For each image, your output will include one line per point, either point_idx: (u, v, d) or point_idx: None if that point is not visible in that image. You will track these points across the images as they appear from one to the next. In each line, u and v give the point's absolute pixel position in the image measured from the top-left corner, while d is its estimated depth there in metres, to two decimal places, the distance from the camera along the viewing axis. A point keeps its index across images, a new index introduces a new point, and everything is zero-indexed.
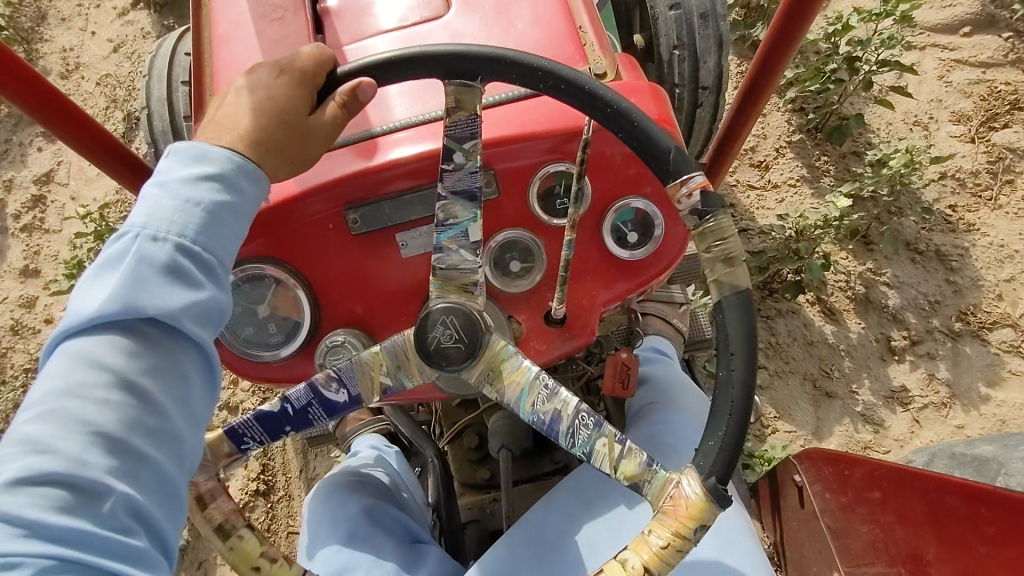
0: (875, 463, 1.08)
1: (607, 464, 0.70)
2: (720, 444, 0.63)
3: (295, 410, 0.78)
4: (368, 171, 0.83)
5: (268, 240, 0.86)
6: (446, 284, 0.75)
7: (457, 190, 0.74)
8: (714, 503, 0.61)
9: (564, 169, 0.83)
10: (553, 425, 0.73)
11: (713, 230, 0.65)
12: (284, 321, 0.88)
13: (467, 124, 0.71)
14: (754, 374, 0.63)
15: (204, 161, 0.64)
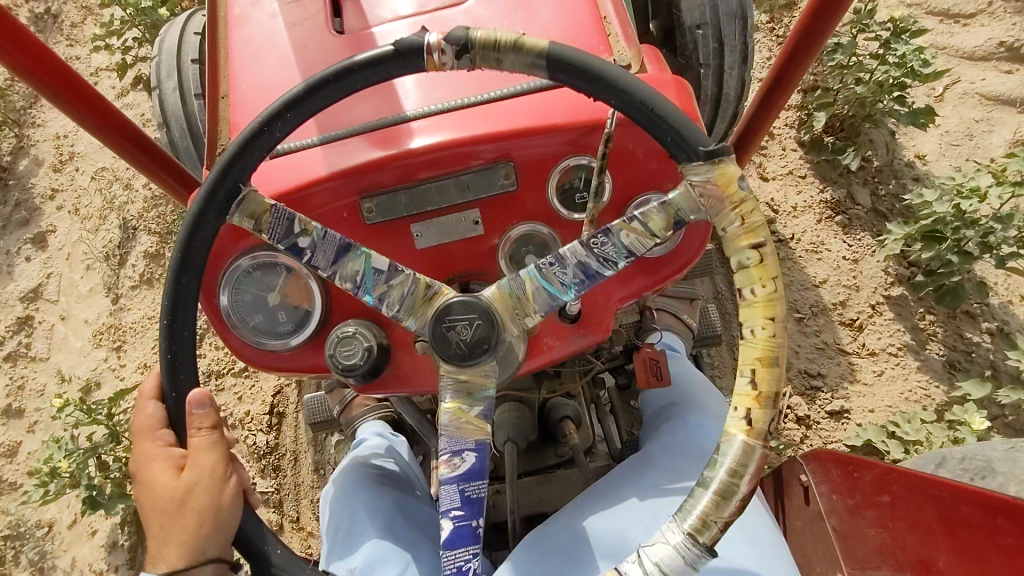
0: (889, 468, 1.08)
1: (643, 244, 0.69)
2: (679, 130, 0.67)
3: (459, 504, 0.70)
4: (384, 160, 0.81)
5: None
6: (414, 309, 0.74)
7: (335, 256, 0.74)
8: (721, 157, 0.65)
9: (584, 163, 0.82)
10: (591, 273, 0.71)
11: (483, 56, 0.67)
12: (294, 309, 0.86)
13: (275, 218, 0.74)
14: (598, 71, 0.67)
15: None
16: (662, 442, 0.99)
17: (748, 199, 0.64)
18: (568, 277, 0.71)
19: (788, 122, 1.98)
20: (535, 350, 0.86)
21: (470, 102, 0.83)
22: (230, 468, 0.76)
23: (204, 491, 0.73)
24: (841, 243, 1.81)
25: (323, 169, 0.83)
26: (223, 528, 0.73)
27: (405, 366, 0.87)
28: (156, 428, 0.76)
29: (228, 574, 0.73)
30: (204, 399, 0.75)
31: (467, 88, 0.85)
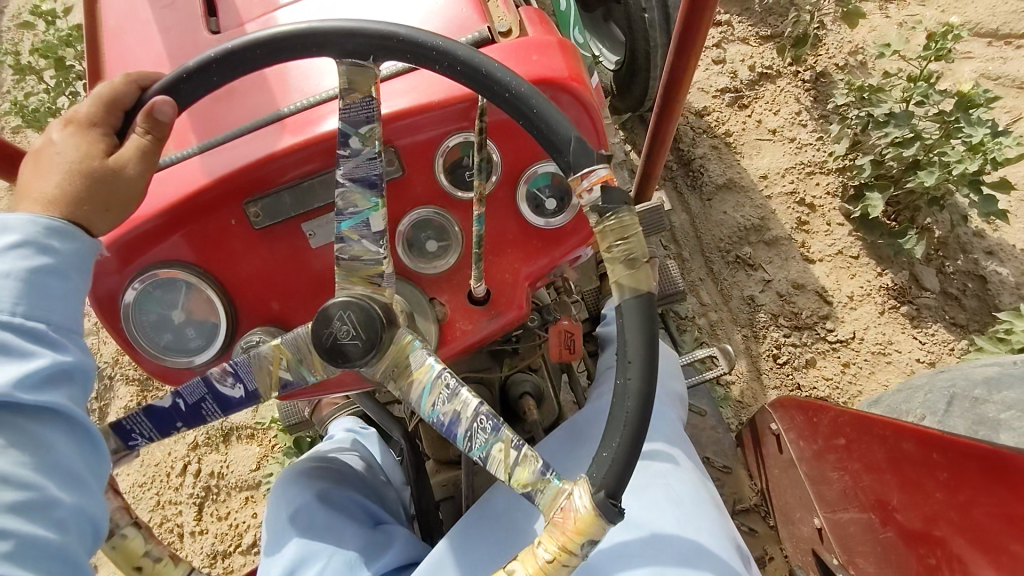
0: (840, 411, 1.07)
1: (502, 470, 0.64)
2: (614, 459, 0.57)
3: (188, 405, 0.75)
4: (264, 160, 0.78)
5: (170, 242, 0.82)
6: (351, 276, 0.70)
7: (358, 177, 0.68)
8: (604, 519, 0.56)
9: (467, 139, 0.78)
10: (452, 428, 0.67)
11: (614, 229, 0.58)
12: (202, 324, 0.85)
13: (359, 105, 0.65)
14: (651, 384, 0.58)
15: (8, 232, 0.60)
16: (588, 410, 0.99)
17: (574, 556, 0.56)
18: (441, 407, 0.67)
19: (831, 190, 1.95)
20: (448, 336, 0.84)
21: None
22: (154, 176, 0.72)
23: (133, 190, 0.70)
24: (913, 342, 1.76)
25: (205, 176, 0.80)
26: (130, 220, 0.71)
27: None
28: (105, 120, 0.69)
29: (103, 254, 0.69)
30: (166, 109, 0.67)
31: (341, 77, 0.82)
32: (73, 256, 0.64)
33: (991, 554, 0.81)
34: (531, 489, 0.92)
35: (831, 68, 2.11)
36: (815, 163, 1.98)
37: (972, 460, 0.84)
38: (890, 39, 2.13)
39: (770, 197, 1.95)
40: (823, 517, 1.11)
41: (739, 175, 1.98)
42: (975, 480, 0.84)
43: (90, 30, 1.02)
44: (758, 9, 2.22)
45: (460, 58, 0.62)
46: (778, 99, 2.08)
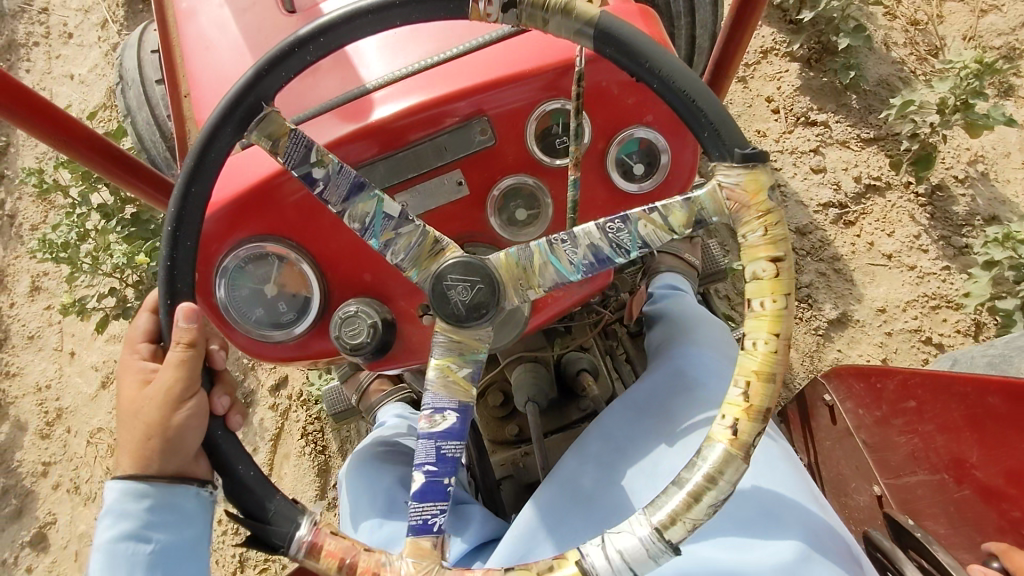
0: (909, 373, 1.07)
1: (662, 235, 0.66)
2: (717, 127, 0.65)
3: (436, 460, 0.68)
4: (359, 133, 0.79)
5: (262, 219, 0.83)
6: (419, 261, 0.72)
7: (346, 193, 0.72)
8: (758, 162, 0.62)
9: (560, 106, 0.80)
10: (599, 258, 0.68)
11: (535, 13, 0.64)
12: (294, 297, 0.86)
13: (292, 143, 0.71)
14: (667, 56, 0.66)
15: (109, 508, 0.71)
16: (654, 378, 0.99)
17: (774, 210, 0.62)
18: (576, 257, 0.68)
19: (961, 328, 1.57)
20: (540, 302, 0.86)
21: (431, 64, 0.80)
22: (192, 390, 0.75)
23: (154, 411, 0.73)
24: None
25: None
26: (181, 452, 0.74)
27: (415, 336, 0.88)
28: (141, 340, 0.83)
29: (195, 488, 0.74)
30: (193, 314, 0.73)
31: (426, 49, 0.84)
32: (162, 514, 0.72)
33: None
34: (603, 460, 0.93)
35: (950, 180, 1.69)
36: (943, 297, 1.60)
37: None
38: (1014, 146, 1.68)
39: (891, 334, 1.60)
40: (883, 484, 1.13)
41: (853, 308, 1.63)
42: None
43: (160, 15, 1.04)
44: (857, 109, 1.76)
45: (362, 8, 0.67)
46: (890, 216, 1.68)
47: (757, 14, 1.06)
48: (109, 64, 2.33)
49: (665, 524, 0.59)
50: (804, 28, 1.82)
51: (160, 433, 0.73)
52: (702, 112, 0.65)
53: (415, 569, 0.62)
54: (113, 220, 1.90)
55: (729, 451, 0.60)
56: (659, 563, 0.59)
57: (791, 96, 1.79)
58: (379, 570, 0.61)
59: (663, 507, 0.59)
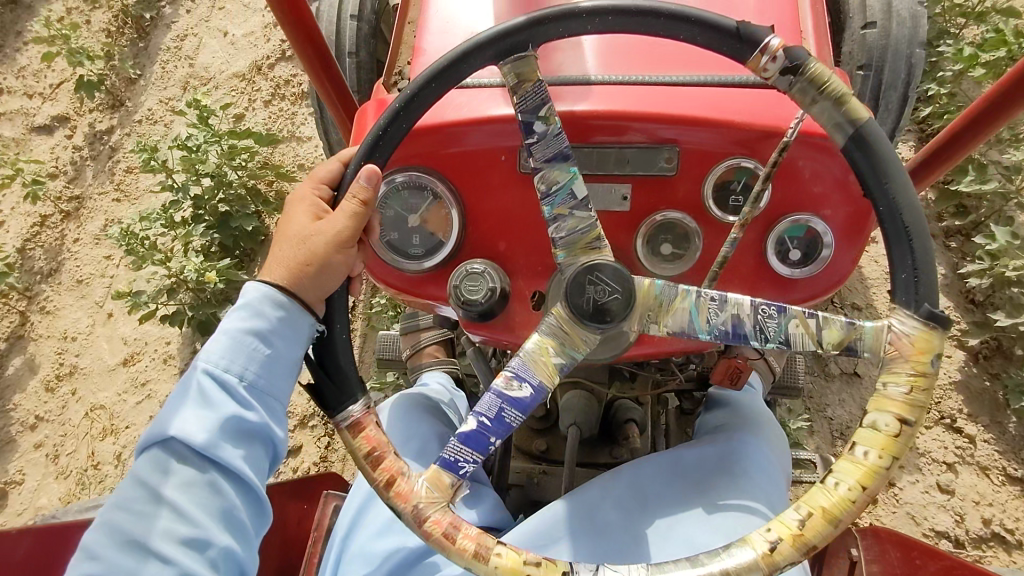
0: (956, 562, 1.10)
1: (808, 341, 0.67)
2: (919, 274, 0.64)
3: (490, 419, 0.70)
4: (558, 117, 0.82)
5: (440, 157, 0.88)
6: (572, 248, 0.74)
7: (550, 156, 0.73)
8: (936, 328, 0.62)
9: (750, 167, 0.81)
10: (737, 331, 0.69)
11: (809, 83, 0.67)
12: (429, 237, 0.89)
13: (533, 91, 0.73)
14: (910, 193, 0.66)
15: (245, 299, 0.75)
16: (715, 450, 0.98)
17: (928, 376, 0.62)
18: (715, 320, 0.70)
19: None
20: (644, 336, 0.87)
21: (653, 81, 0.84)
22: (355, 239, 0.78)
23: (322, 243, 0.76)
24: None
25: (497, 111, 0.85)
26: (322, 290, 0.77)
27: (518, 318, 0.88)
28: (323, 182, 0.81)
29: (313, 323, 0.76)
30: (374, 176, 0.76)
31: (648, 67, 0.87)
32: (284, 327, 0.74)
33: None
34: (652, 504, 0.91)
35: None
36: None
37: None
38: None
39: None
40: None
41: None
42: None
43: None
44: (1011, 434, 1.61)
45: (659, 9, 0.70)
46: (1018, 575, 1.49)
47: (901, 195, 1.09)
48: (264, 36, 2.30)
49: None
50: (988, 325, 1.69)
51: (317, 264, 0.76)
52: (916, 249, 0.64)
53: (426, 494, 0.67)
54: (198, 223, 1.95)
55: (753, 563, 0.61)
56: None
57: (944, 387, 1.67)
58: (395, 479, 0.69)
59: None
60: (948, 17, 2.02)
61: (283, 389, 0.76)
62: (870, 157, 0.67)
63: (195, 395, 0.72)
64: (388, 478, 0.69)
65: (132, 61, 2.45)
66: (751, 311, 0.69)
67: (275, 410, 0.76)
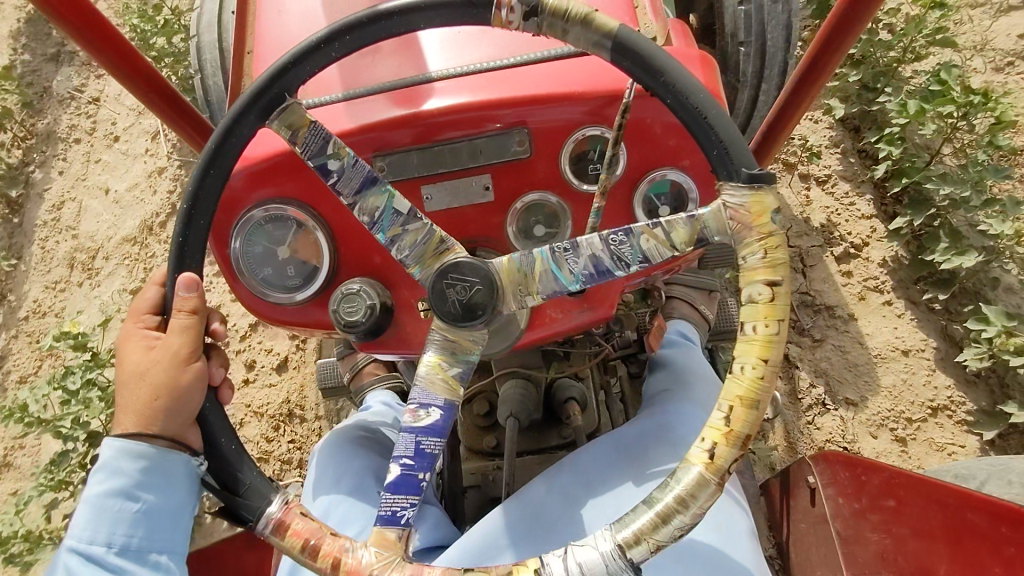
0: (892, 470, 1.07)
1: (664, 249, 0.65)
2: (727, 146, 0.64)
3: (413, 455, 0.68)
4: (401, 120, 0.81)
5: (296, 182, 0.84)
6: (423, 260, 0.72)
7: (359, 186, 0.72)
8: (763, 185, 0.62)
9: (600, 134, 0.81)
10: (598, 267, 0.67)
11: (555, 26, 0.64)
12: (303, 265, 0.87)
13: (311, 134, 0.72)
14: (687, 74, 0.65)
15: (102, 466, 0.69)
16: (638, 428, 0.99)
17: (776, 233, 0.62)
18: (575, 266, 0.68)
19: None
20: (536, 322, 0.86)
21: (495, 66, 0.83)
22: (199, 354, 0.75)
23: (162, 370, 0.72)
24: None
25: (344, 124, 0.83)
26: (181, 414, 0.72)
27: (408, 328, 0.87)
28: (146, 312, 0.77)
29: (189, 458, 0.72)
30: (192, 284, 0.74)
31: (490, 53, 0.85)
32: (153, 479, 0.70)
33: None
34: (582, 492, 0.92)
35: None
36: None
37: None
38: None
39: None
40: None
41: None
42: None
43: None
44: None
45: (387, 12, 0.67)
46: None
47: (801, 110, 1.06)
48: (150, 187, 2.13)
49: (629, 542, 0.60)
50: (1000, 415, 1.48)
51: (166, 396, 0.72)
52: (718, 126, 0.65)
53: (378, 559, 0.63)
54: None
55: (703, 475, 0.60)
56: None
57: None
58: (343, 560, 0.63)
59: (630, 525, 0.60)
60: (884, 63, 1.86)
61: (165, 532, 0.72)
62: (637, 54, 0.65)
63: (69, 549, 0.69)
64: (333, 563, 0.63)
65: (8, 244, 2.24)
66: (587, 245, 0.67)
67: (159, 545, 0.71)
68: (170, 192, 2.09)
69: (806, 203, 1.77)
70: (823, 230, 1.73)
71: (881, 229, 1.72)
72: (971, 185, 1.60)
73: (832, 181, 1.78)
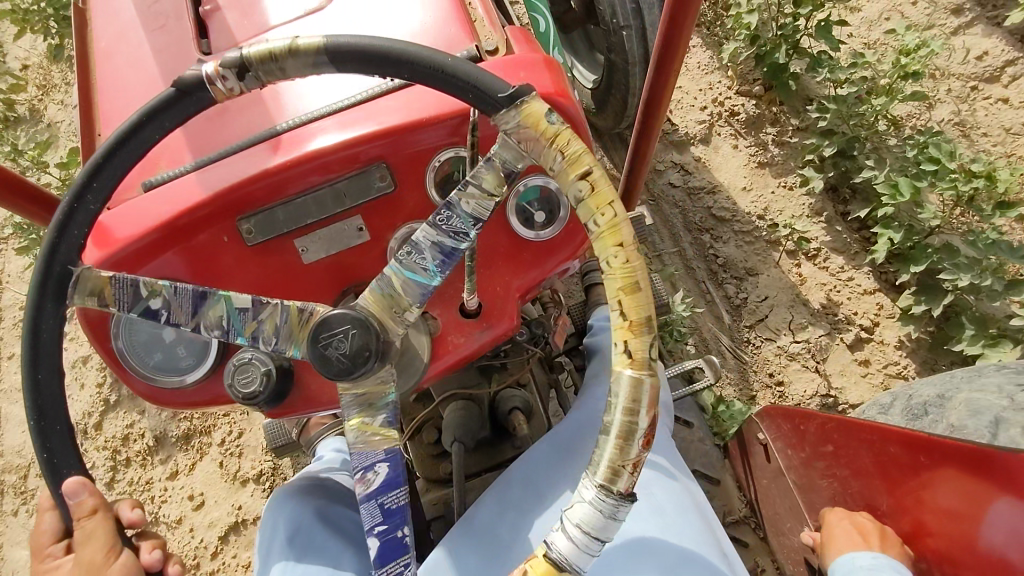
0: (825, 417, 1.08)
1: (488, 203, 0.64)
2: (478, 84, 0.63)
3: (384, 515, 0.69)
4: (259, 178, 0.79)
5: (167, 261, 0.81)
6: (293, 336, 0.70)
7: (193, 307, 0.71)
8: (525, 97, 0.60)
9: (459, 156, 0.80)
10: (447, 252, 0.67)
11: (266, 74, 0.63)
12: (192, 343, 0.84)
13: (118, 287, 0.71)
14: (405, 52, 0.63)
15: None
16: (572, 425, 0.99)
17: (565, 131, 0.59)
18: (424, 259, 0.67)
19: None
20: (440, 351, 0.85)
21: (344, 106, 0.81)
22: (117, 551, 0.71)
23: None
24: None
25: (199, 193, 0.80)
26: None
27: (312, 387, 0.86)
28: (50, 543, 0.74)
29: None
30: (80, 487, 0.71)
31: (339, 94, 0.84)
32: None
33: (979, 560, 0.79)
34: (526, 505, 0.92)
35: None
36: None
37: (955, 459, 0.82)
38: None
39: None
40: (812, 526, 1.13)
41: None
42: (954, 480, 0.83)
43: (82, 55, 1.03)
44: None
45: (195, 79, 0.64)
46: None
47: (664, 103, 1.17)
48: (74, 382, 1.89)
49: (610, 478, 0.57)
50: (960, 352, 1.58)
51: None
52: (464, 82, 0.63)
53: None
54: None
55: (636, 377, 0.57)
56: (621, 517, 0.57)
57: None
58: None
59: (601, 463, 0.57)
60: (863, 119, 1.79)
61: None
62: (359, 46, 0.63)
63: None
64: None
65: None
66: (430, 239, 0.67)
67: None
68: (99, 385, 1.86)
69: (800, 280, 1.74)
70: (825, 311, 1.71)
71: (889, 305, 1.70)
72: (979, 271, 1.55)
73: (824, 256, 1.76)
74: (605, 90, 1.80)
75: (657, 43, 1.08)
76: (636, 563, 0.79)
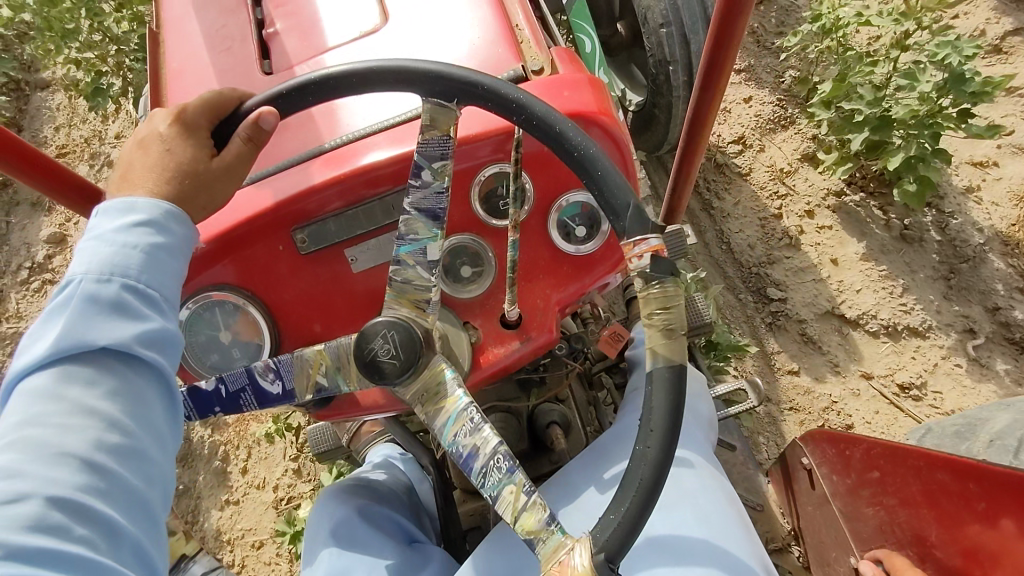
0: (871, 442, 1.04)
1: (508, 514, 0.65)
2: (620, 520, 0.57)
3: (228, 394, 0.81)
4: (313, 190, 0.83)
5: (223, 268, 0.86)
6: (401, 296, 0.73)
7: (431, 206, 0.73)
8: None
9: (502, 171, 0.83)
10: (469, 460, 0.69)
11: (657, 297, 0.59)
12: (247, 344, 0.88)
13: (439, 140, 0.70)
14: (670, 451, 0.58)
15: None
16: (613, 432, 1.00)
17: None
18: (461, 438, 0.70)
19: None
20: (480, 360, 0.86)
21: (392, 123, 0.86)
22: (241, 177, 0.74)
23: (200, 182, 0.70)
24: None
25: (257, 203, 0.85)
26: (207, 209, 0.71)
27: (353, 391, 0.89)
28: (173, 121, 0.71)
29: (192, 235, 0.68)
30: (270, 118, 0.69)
31: (386, 113, 0.88)
32: None
33: None
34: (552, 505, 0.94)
35: None
36: None
37: (1003, 487, 0.84)
38: None
39: None
40: (858, 556, 1.07)
41: None
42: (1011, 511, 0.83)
43: (154, 74, 1.09)
44: None
45: (303, 87, 0.70)
46: None
47: (703, 137, 1.19)
48: None
49: None
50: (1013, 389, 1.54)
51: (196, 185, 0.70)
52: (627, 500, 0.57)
53: None
54: None
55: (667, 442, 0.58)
56: None
57: None
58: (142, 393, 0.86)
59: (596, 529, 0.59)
60: None
61: (152, 449, 0.58)
62: (681, 391, 0.59)
63: (8, 404, 0.54)
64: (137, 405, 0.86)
65: None
66: (490, 458, 0.68)
67: (126, 562, 0.52)
68: None
69: None
70: None
71: None
72: None
73: None
74: (648, 110, 1.81)
75: (701, 65, 1.06)
76: (673, 562, 0.79)
